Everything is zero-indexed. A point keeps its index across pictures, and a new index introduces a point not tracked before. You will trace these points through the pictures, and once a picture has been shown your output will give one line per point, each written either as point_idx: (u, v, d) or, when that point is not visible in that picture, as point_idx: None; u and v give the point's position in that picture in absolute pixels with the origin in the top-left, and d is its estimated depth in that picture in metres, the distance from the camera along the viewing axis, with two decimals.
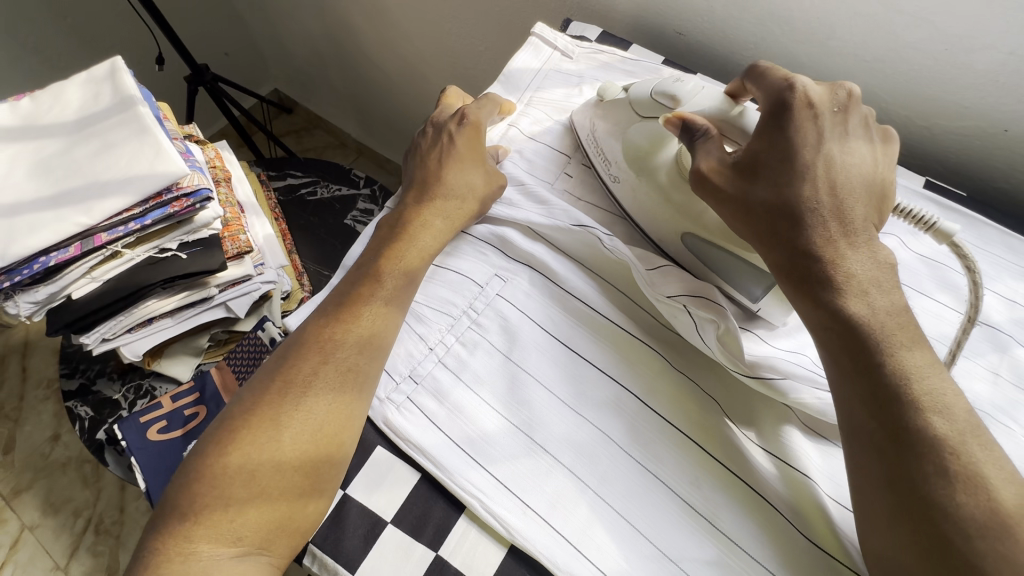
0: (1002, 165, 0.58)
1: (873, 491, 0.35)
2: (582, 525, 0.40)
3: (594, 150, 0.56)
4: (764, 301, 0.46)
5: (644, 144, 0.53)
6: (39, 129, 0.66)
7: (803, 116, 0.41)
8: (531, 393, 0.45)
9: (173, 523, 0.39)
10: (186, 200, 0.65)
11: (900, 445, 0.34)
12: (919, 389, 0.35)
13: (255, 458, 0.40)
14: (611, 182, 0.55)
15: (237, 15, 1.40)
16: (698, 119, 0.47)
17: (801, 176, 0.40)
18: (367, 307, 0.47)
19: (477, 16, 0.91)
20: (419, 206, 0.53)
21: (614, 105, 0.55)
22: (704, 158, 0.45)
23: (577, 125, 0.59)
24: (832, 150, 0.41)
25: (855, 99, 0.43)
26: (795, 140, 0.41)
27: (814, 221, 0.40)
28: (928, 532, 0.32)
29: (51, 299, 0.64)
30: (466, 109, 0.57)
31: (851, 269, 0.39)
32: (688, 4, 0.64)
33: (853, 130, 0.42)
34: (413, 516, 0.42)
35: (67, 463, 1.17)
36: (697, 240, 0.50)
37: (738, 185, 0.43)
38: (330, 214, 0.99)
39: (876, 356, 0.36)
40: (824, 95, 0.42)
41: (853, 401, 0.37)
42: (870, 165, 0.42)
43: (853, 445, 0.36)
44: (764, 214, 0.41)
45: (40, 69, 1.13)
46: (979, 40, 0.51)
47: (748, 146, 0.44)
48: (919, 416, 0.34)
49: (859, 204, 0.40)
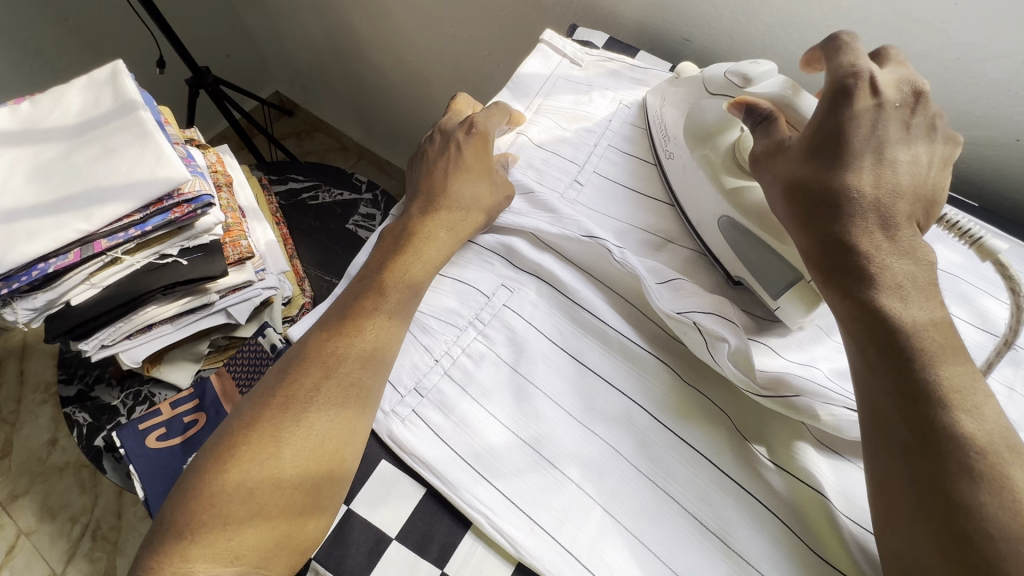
0: (1011, 176, 0.57)
1: (897, 488, 0.34)
2: (589, 541, 0.39)
3: (660, 132, 0.57)
4: (783, 299, 0.45)
5: (710, 123, 0.52)
6: (39, 134, 0.65)
7: (864, 102, 0.41)
8: (538, 407, 0.44)
9: (169, 540, 0.38)
10: (187, 206, 0.64)
11: (927, 443, 0.33)
12: (951, 384, 0.34)
13: (253, 476, 0.39)
14: (664, 158, 0.57)
15: (239, 18, 1.39)
16: (762, 101, 0.46)
17: (850, 161, 0.40)
18: (370, 321, 0.46)
19: (481, 21, 0.90)
20: (423, 217, 0.53)
21: (688, 81, 0.54)
22: (760, 143, 0.46)
23: (648, 107, 0.60)
24: (886, 144, 0.40)
25: (927, 100, 0.42)
26: (850, 126, 0.40)
27: (853, 210, 0.39)
28: (952, 535, 0.32)
29: (49, 306, 0.63)
30: (474, 117, 0.56)
31: (886, 261, 0.38)
32: (696, 10, 0.64)
33: (914, 130, 0.41)
34: (419, 531, 0.41)
35: (65, 467, 1.16)
36: (735, 223, 0.49)
37: (783, 169, 0.43)
38: (332, 219, 0.98)
39: (906, 350, 0.35)
40: (890, 86, 0.42)
41: (878, 396, 0.36)
42: (923, 164, 0.41)
43: (877, 439, 0.36)
44: (801, 198, 0.41)
45: (40, 71, 1.12)
46: (993, 49, 0.50)
47: (803, 131, 0.43)
48: (948, 413, 0.34)
49: (904, 199, 0.39)
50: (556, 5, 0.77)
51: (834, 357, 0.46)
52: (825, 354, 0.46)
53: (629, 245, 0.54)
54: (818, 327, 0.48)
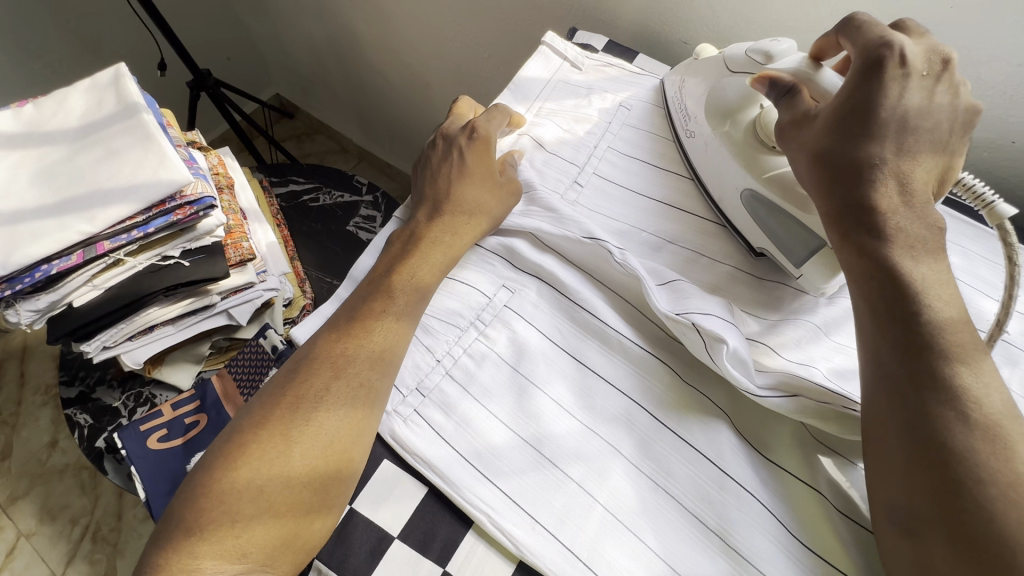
0: (1006, 176, 0.58)
1: (892, 440, 0.35)
2: (590, 540, 0.40)
3: (681, 113, 0.59)
4: (807, 264, 0.47)
5: (732, 100, 0.53)
6: (43, 136, 0.66)
7: (893, 73, 0.40)
8: (541, 406, 0.44)
9: (177, 537, 0.38)
10: (190, 208, 0.65)
11: (922, 389, 0.35)
12: (952, 342, 0.35)
13: (262, 473, 0.39)
14: (686, 137, 0.58)
15: (240, 21, 1.40)
16: (783, 75, 0.47)
17: (876, 131, 0.40)
18: (379, 323, 0.46)
19: (481, 25, 0.91)
20: (430, 222, 0.53)
21: (708, 64, 0.55)
22: (784, 114, 0.46)
23: (667, 90, 0.62)
24: (910, 112, 0.40)
25: (952, 69, 0.42)
26: (876, 98, 0.40)
27: (873, 176, 0.39)
28: (946, 485, 0.32)
29: (52, 307, 0.64)
30: (475, 121, 0.57)
31: (900, 223, 0.39)
32: (694, 15, 0.64)
33: (938, 100, 0.41)
34: (420, 531, 0.41)
35: (65, 469, 1.16)
36: (759, 198, 0.50)
37: (808, 138, 0.43)
38: (333, 221, 0.99)
39: (908, 311, 0.37)
40: (919, 57, 0.41)
41: (886, 352, 0.37)
42: (943, 131, 0.41)
43: (878, 393, 0.37)
44: (824, 166, 0.41)
45: (41, 73, 1.12)
46: (987, 53, 0.51)
47: (830, 100, 0.43)
48: (949, 365, 0.35)
49: (920, 168, 0.40)
50: (556, 10, 0.78)
51: (832, 357, 0.46)
52: (823, 354, 0.46)
53: (629, 246, 0.55)
54: (817, 327, 0.48)
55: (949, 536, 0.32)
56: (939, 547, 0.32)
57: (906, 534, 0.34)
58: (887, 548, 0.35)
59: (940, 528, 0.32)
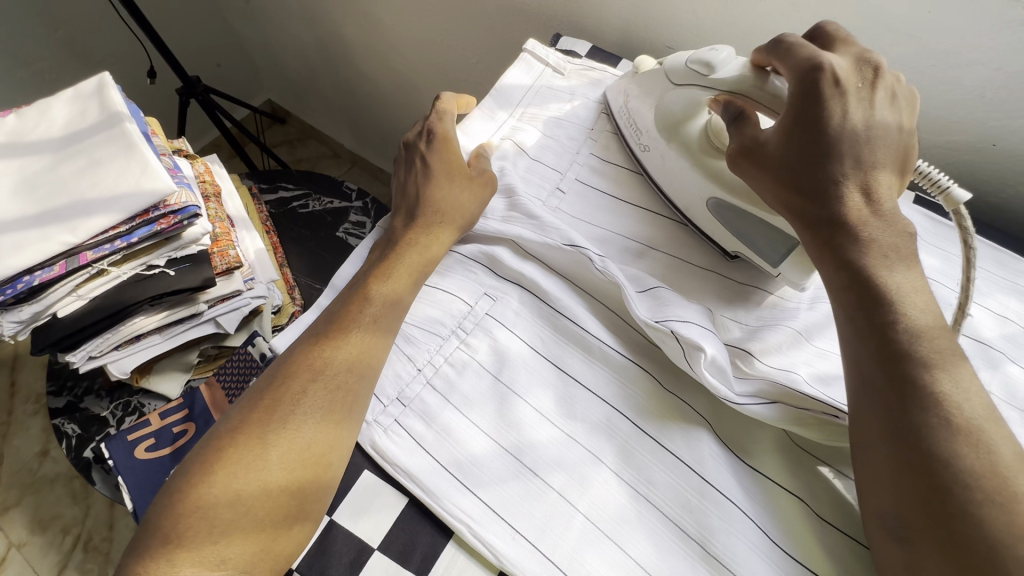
0: (987, 178, 0.58)
1: (877, 447, 0.35)
2: (571, 549, 0.40)
3: (627, 123, 0.59)
4: (784, 265, 0.49)
5: (677, 113, 0.55)
6: (26, 147, 0.65)
7: (831, 93, 0.41)
8: (520, 414, 0.44)
9: (155, 546, 0.38)
10: (174, 217, 0.64)
11: (903, 396, 0.35)
12: (932, 347, 0.36)
13: (241, 479, 0.39)
14: (640, 150, 0.58)
15: (230, 28, 1.40)
16: (736, 99, 0.48)
17: (832, 152, 0.41)
18: (357, 328, 0.46)
19: (467, 30, 0.91)
20: (407, 229, 0.54)
21: (651, 76, 0.56)
22: (734, 139, 0.47)
23: (611, 102, 0.61)
24: (858, 127, 0.41)
25: (884, 74, 0.43)
26: (822, 117, 0.41)
27: (838, 191, 0.41)
28: (929, 487, 0.33)
29: (36, 318, 0.63)
30: (430, 125, 0.59)
31: (872, 233, 0.40)
32: (676, 20, 0.64)
33: (880, 107, 0.42)
34: (401, 543, 0.41)
35: (56, 478, 1.15)
36: (724, 203, 0.51)
37: (762, 166, 0.44)
38: (322, 227, 0.99)
39: (879, 319, 0.38)
40: (849, 70, 0.42)
41: (866, 357, 0.37)
42: (893, 136, 0.42)
43: (862, 402, 0.37)
44: (790, 190, 0.43)
45: (29, 82, 1.12)
46: (966, 56, 0.51)
47: (775, 126, 0.44)
48: (925, 371, 0.35)
49: (883, 172, 0.41)
50: (540, 14, 0.78)
51: (813, 362, 0.46)
52: (805, 359, 0.46)
53: (611, 252, 0.55)
54: (797, 332, 0.48)
55: (940, 544, 0.32)
56: (932, 555, 0.32)
57: (898, 542, 0.33)
58: (881, 557, 0.35)
59: (929, 534, 0.32)
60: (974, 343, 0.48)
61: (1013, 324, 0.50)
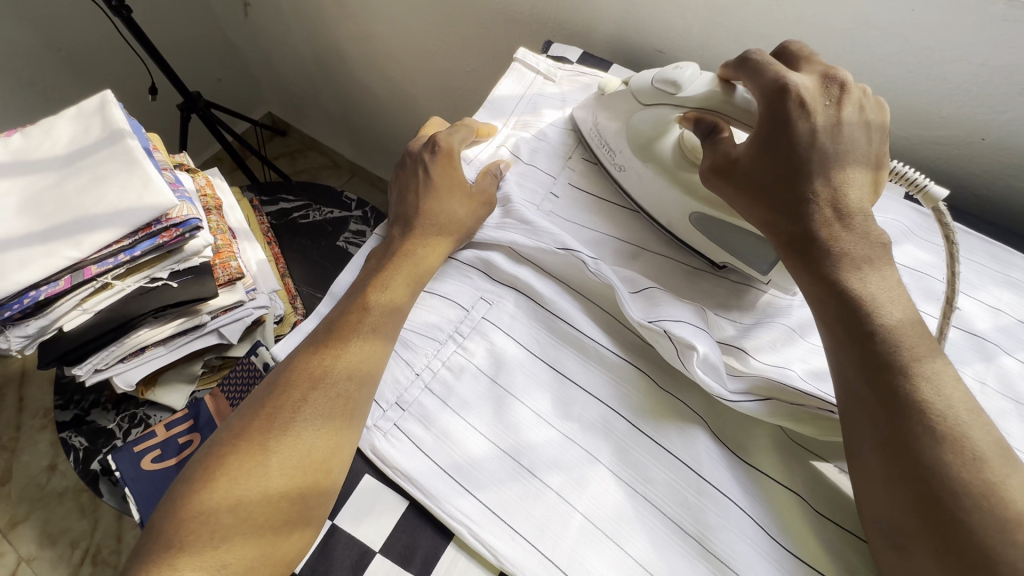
0: (976, 172, 0.59)
1: (871, 457, 0.36)
2: (570, 548, 0.40)
3: (597, 140, 0.59)
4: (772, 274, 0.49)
5: (647, 130, 0.55)
6: (32, 165, 0.67)
7: (795, 113, 0.42)
8: (518, 415, 0.45)
9: (157, 552, 0.38)
10: (175, 230, 0.65)
11: (886, 407, 0.35)
12: (913, 353, 0.37)
13: (242, 486, 0.40)
14: (615, 171, 0.58)
15: (229, 43, 1.42)
16: (708, 116, 0.50)
17: (804, 168, 0.42)
18: (356, 335, 0.47)
19: (462, 39, 0.92)
20: (404, 238, 0.54)
21: (616, 97, 0.56)
22: (709, 154, 0.48)
23: (578, 122, 0.62)
24: (829, 143, 0.42)
25: (851, 87, 0.43)
26: (790, 137, 0.42)
27: (808, 206, 0.41)
28: (922, 497, 0.33)
29: (43, 332, 0.64)
30: (437, 137, 0.58)
31: (843, 247, 0.40)
32: (665, 23, 0.65)
33: (848, 123, 0.42)
34: (401, 546, 0.41)
35: (64, 493, 1.16)
36: (708, 219, 0.51)
37: (736, 185, 0.45)
38: (322, 237, 1.00)
39: (881, 317, 0.38)
40: (816, 89, 0.43)
41: (850, 369, 0.38)
42: (861, 148, 0.42)
43: (848, 411, 0.38)
44: (766, 208, 0.43)
45: (34, 101, 1.13)
46: (952, 53, 0.52)
47: (747, 143, 0.45)
48: (905, 381, 0.36)
49: (855, 189, 0.42)
50: (532, 22, 0.79)
51: (807, 359, 0.47)
52: (799, 357, 0.47)
53: (604, 254, 0.56)
54: (790, 329, 0.49)
55: (935, 550, 0.32)
56: (927, 562, 0.32)
57: (895, 549, 0.34)
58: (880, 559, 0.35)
59: (924, 542, 0.32)
60: (967, 334, 0.49)
61: (1006, 315, 0.50)
